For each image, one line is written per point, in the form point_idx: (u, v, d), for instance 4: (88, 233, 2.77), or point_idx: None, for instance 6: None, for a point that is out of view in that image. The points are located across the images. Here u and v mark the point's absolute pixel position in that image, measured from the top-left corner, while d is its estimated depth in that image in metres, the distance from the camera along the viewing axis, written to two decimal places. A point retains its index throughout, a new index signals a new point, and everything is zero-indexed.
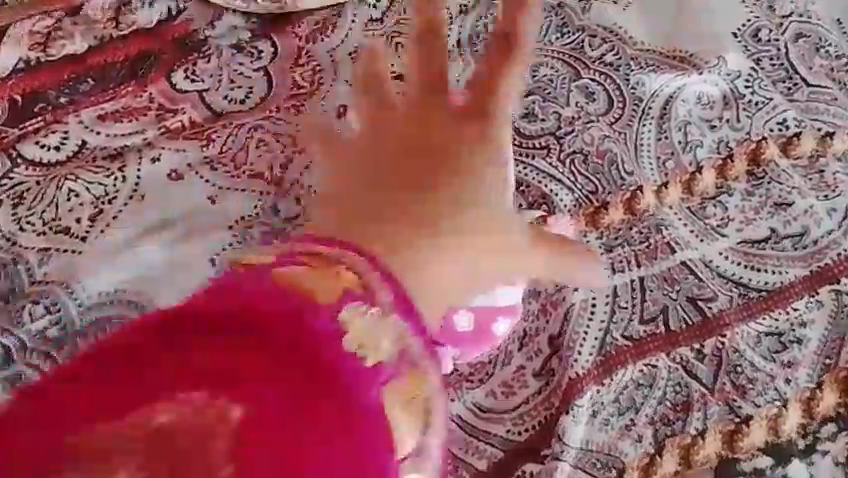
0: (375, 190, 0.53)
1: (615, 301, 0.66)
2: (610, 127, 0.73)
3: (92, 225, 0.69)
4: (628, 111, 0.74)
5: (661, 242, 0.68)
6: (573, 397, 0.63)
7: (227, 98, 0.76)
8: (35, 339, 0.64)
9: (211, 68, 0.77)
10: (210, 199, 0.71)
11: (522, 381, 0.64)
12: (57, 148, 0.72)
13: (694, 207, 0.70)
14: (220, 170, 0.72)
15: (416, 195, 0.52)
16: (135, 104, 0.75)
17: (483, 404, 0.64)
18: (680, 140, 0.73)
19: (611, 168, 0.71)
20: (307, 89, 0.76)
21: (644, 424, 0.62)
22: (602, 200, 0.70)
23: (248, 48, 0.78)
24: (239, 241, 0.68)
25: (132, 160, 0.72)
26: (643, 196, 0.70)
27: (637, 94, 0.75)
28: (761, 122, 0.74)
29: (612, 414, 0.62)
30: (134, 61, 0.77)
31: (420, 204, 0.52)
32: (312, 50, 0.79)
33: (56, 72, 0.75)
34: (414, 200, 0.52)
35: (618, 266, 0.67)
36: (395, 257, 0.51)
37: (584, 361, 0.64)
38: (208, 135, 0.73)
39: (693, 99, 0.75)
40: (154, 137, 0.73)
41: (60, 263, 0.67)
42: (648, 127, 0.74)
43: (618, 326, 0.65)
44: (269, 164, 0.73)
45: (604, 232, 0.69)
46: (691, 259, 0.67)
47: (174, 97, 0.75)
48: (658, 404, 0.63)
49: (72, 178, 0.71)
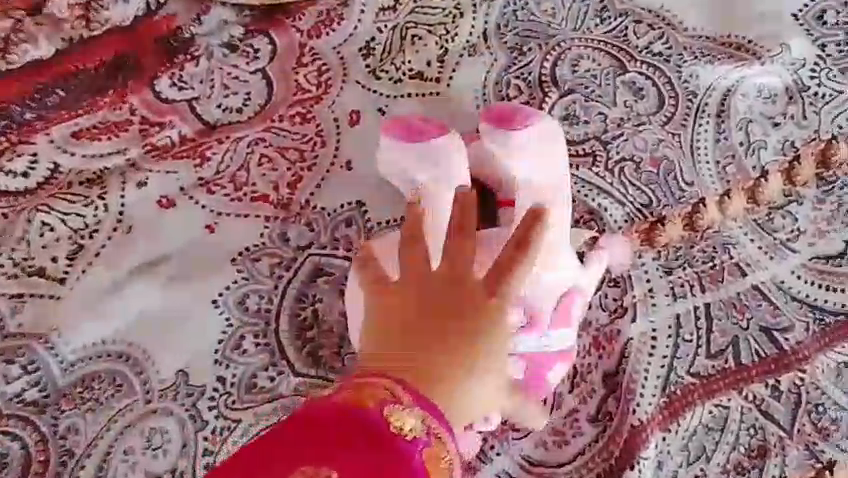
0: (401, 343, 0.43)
1: (678, 334, 0.58)
2: (663, 129, 0.64)
3: (71, 264, 0.59)
4: (682, 108, 0.65)
5: (728, 263, 0.60)
6: (638, 448, 0.56)
7: (221, 107, 0.66)
8: (11, 405, 0.56)
9: (200, 72, 0.67)
10: (208, 228, 0.61)
11: (575, 427, 0.57)
12: (24, 173, 0.62)
13: (760, 219, 0.62)
14: (218, 193, 0.63)
15: (445, 352, 0.42)
16: (116, 119, 0.64)
17: (532, 457, 0.56)
18: (742, 142, 0.65)
19: (667, 178, 0.63)
20: (314, 93, 0.67)
21: (716, 475, 0.55)
22: (657, 215, 0.62)
23: (242, 46, 0.68)
24: (247, 278, 0.60)
25: (114, 185, 0.62)
26: (705, 210, 0.62)
27: (690, 88, 0.66)
28: (829, 117, 0.66)
29: (681, 464, 0.55)
30: (112, 68, 0.66)
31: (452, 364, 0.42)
32: (317, 48, 0.69)
33: (18, 84, 0.63)
34: (441, 356, 0.42)
35: (679, 291, 0.59)
36: (433, 396, 0.42)
37: (647, 404, 0.57)
38: (201, 153, 0.64)
39: (754, 93, 0.66)
40: (139, 157, 0.63)
41: (36, 312, 0.58)
42: (705, 127, 0.65)
43: (682, 362, 0.58)
44: (274, 183, 0.63)
45: (661, 252, 0.61)
46: (762, 282, 0.59)
47: (160, 108, 0.65)
48: (731, 450, 0.56)
49: (43, 210, 0.60)
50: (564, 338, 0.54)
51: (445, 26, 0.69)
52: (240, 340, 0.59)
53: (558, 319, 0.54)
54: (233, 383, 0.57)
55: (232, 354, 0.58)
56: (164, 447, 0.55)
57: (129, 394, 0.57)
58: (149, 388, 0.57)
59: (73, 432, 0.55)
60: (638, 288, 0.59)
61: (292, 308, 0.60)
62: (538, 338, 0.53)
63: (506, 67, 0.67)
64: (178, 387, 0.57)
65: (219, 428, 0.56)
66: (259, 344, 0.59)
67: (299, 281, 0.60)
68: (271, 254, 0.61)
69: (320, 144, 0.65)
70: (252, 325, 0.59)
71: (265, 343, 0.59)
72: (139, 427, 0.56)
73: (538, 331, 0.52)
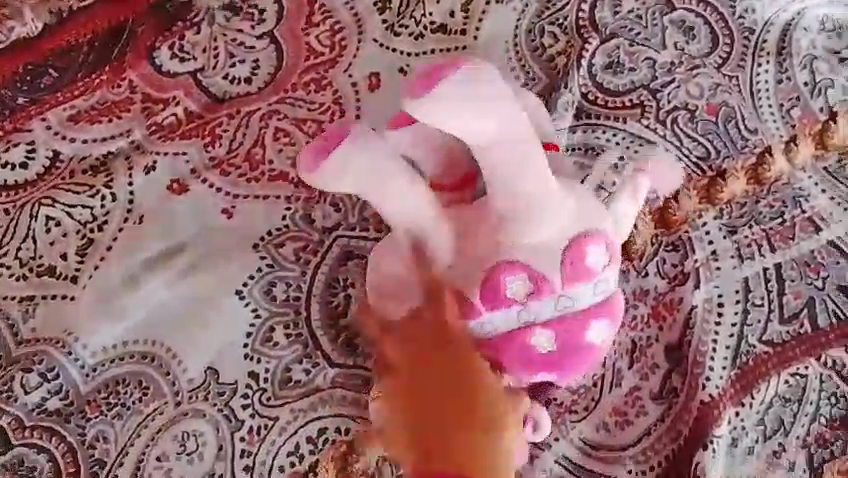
0: (413, 431, 0.42)
1: (747, 300, 0.53)
2: (719, 72, 0.58)
3: (82, 262, 0.55)
4: (738, 48, 0.59)
5: (800, 218, 0.54)
6: (710, 426, 0.51)
7: (230, 77, 0.60)
8: (33, 415, 0.52)
9: (203, 40, 0.61)
10: (226, 212, 0.56)
11: (639, 407, 0.52)
12: (20, 164, 0.57)
13: (832, 167, 0.56)
14: (233, 174, 0.57)
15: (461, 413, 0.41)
16: (116, 98, 0.59)
17: (594, 441, 0.52)
18: (806, 82, 0.58)
19: (728, 126, 0.57)
20: (327, 56, 0.61)
21: (795, 449, 0.51)
22: (718, 168, 0.56)
23: (246, 9, 0.62)
24: (271, 264, 0.55)
25: (121, 171, 0.57)
26: (772, 161, 0.55)
27: (746, 24, 0.59)
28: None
29: (756, 440, 0.51)
30: (105, 42, 0.60)
31: (463, 427, 0.41)
32: (329, 5, 0.62)
33: (5, 68, 0.58)
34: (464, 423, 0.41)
35: (745, 251, 0.54)
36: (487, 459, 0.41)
37: (717, 379, 0.52)
38: (212, 131, 0.58)
39: (817, 26, 0.59)
40: (144, 140, 0.58)
41: (48, 314, 0.54)
42: (765, 67, 0.58)
43: (753, 329, 0.53)
44: (293, 159, 0.58)
45: (723, 210, 0.55)
46: (840, 238, 0.54)
47: (163, 84, 0.59)
48: (811, 422, 0.51)
49: (47, 203, 0.56)
50: (588, 296, 0.43)
51: None
52: (270, 332, 0.54)
53: (573, 275, 0.42)
54: (266, 379, 0.53)
55: (262, 347, 0.54)
56: (199, 450, 0.52)
57: (156, 398, 0.53)
58: (178, 390, 0.53)
59: (101, 440, 0.52)
60: (701, 253, 0.54)
61: (323, 294, 0.55)
62: (551, 303, 0.42)
63: (540, 12, 0.61)
64: (207, 386, 0.53)
65: (255, 428, 0.52)
66: (291, 335, 0.54)
67: (328, 265, 0.55)
68: (296, 238, 0.56)
69: (339, 113, 0.59)
70: (281, 316, 0.54)
71: (297, 334, 0.54)
72: (170, 432, 0.52)
73: (554, 297, 0.42)
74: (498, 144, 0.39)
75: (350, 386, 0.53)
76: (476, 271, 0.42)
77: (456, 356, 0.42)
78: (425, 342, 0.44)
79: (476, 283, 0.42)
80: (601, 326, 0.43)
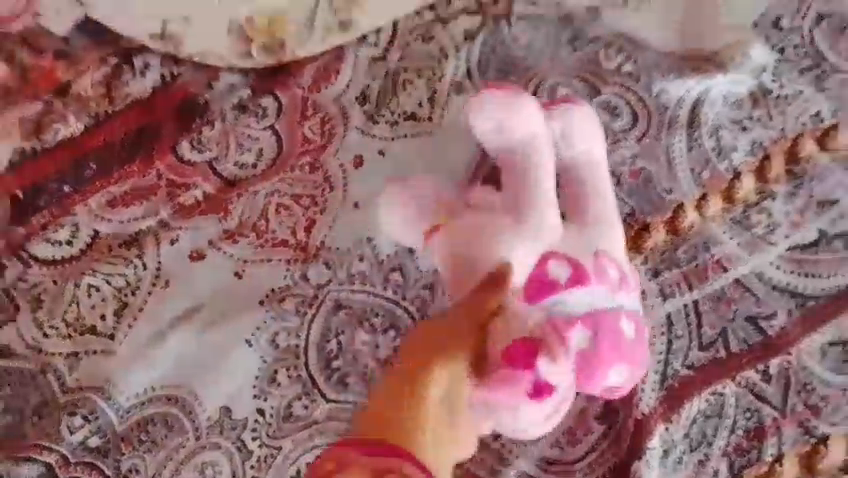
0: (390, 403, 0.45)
1: (671, 331, 0.64)
2: (640, 143, 0.70)
3: (118, 321, 0.66)
4: (656, 123, 0.71)
5: (711, 261, 0.65)
6: (645, 439, 0.61)
7: (238, 163, 0.73)
8: (77, 451, 0.62)
9: (216, 134, 0.74)
10: (237, 274, 0.68)
11: (586, 427, 0.62)
12: (66, 243, 0.69)
13: (738, 218, 0.67)
14: (242, 242, 0.69)
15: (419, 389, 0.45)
16: (144, 185, 0.71)
17: (548, 456, 0.61)
18: (713, 148, 0.70)
19: (648, 187, 0.68)
20: (318, 142, 0.73)
21: (718, 457, 0.61)
22: (643, 223, 0.67)
23: (252, 107, 0.75)
24: (274, 316, 0.66)
25: (150, 245, 0.69)
26: (685, 214, 0.67)
27: (662, 102, 0.72)
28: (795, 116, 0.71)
29: (685, 451, 0.61)
30: (135, 138, 0.73)
31: (432, 411, 0.45)
32: (319, 100, 0.75)
33: (54, 162, 0.72)
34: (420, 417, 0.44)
35: (668, 290, 0.65)
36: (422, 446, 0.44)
37: (649, 398, 0.62)
38: (224, 208, 0.70)
39: (721, 101, 0.71)
40: (169, 218, 0.70)
41: (90, 367, 0.64)
42: (678, 138, 0.70)
43: (677, 355, 0.63)
44: (292, 228, 0.70)
45: (649, 258, 0.66)
46: (744, 276, 0.65)
47: (183, 171, 0.72)
48: (730, 433, 0.61)
49: (89, 273, 0.68)
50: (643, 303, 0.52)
51: (432, 68, 0.75)
52: (275, 374, 0.65)
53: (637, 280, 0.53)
54: (272, 414, 0.64)
55: (269, 387, 0.64)
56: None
57: (180, 433, 0.63)
58: (198, 426, 0.63)
59: (134, 471, 0.62)
60: None
61: (318, 340, 0.66)
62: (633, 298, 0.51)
63: None
64: (223, 422, 0.63)
65: (263, 456, 0.63)
66: (292, 375, 0.65)
67: (323, 315, 0.67)
68: (297, 294, 0.67)
69: (329, 188, 0.71)
70: (283, 360, 0.65)
71: (298, 375, 0.65)
72: (192, 463, 0.62)
73: (605, 282, 0.49)
74: (580, 167, 0.57)
75: (343, 417, 0.63)
76: (584, 258, 0.50)
77: (448, 338, 0.47)
78: (456, 326, 0.47)
79: (585, 257, 0.51)
80: (629, 327, 0.49)
